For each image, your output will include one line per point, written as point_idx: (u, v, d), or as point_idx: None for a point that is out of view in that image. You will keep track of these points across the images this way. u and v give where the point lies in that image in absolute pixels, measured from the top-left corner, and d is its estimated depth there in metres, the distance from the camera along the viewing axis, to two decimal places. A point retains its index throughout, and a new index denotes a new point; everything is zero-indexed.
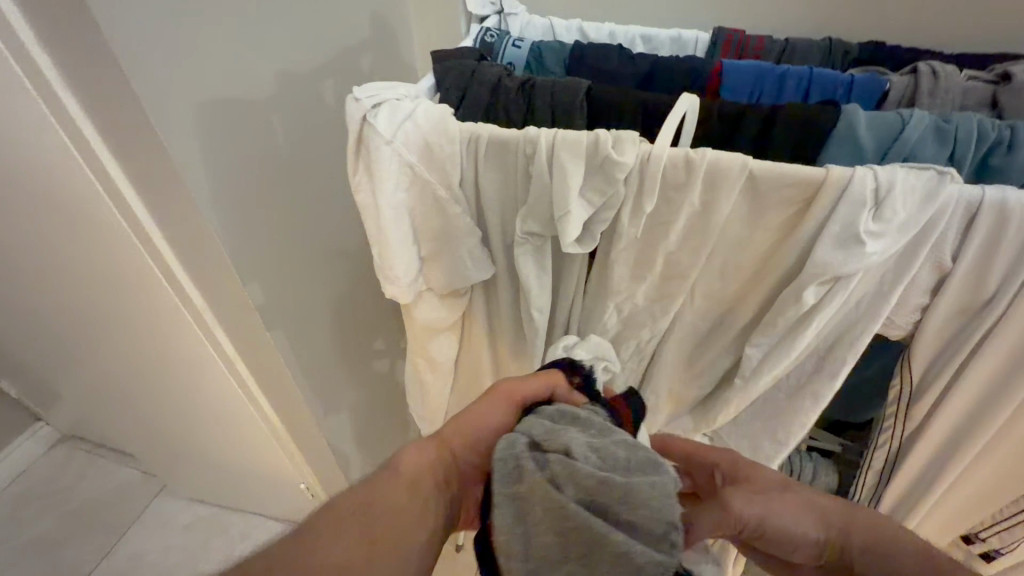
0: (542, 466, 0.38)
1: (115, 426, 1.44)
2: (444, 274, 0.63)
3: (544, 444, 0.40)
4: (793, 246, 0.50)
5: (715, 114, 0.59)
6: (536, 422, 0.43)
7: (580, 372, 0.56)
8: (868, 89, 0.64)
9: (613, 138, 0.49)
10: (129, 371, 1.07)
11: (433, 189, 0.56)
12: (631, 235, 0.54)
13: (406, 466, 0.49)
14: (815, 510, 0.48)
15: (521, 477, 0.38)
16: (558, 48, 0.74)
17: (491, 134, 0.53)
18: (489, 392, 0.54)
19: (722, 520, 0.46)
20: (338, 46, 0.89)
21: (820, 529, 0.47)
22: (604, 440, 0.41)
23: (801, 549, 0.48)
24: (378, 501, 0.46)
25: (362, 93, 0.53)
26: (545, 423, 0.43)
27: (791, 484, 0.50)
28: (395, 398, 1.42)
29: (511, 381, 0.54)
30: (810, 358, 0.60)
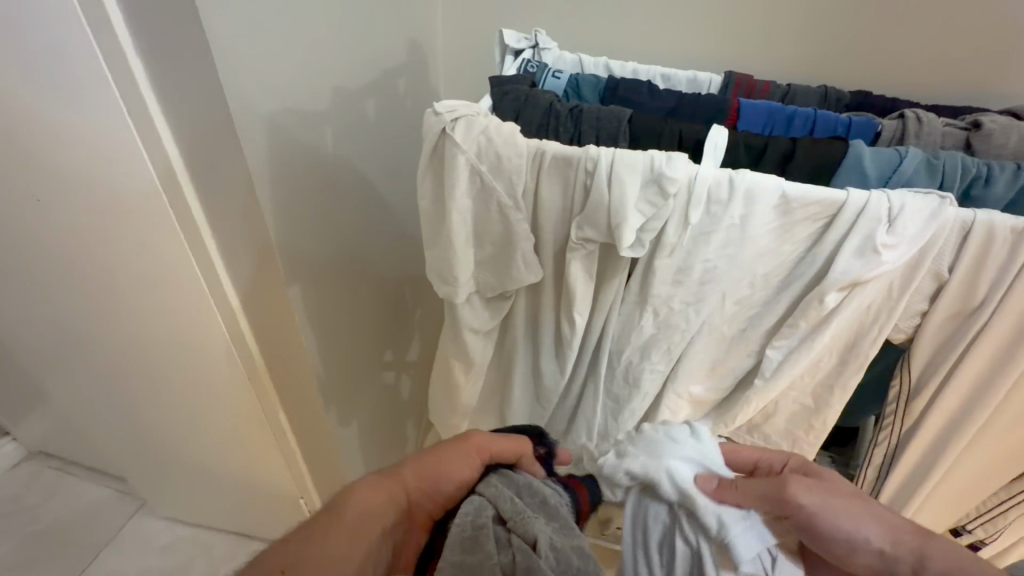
0: (501, 546, 0.45)
1: (101, 439, 1.38)
2: (497, 277, 0.68)
3: (511, 523, 0.46)
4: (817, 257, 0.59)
5: (742, 143, 0.67)
6: (507, 497, 0.49)
7: (544, 446, 0.65)
8: (864, 130, 0.74)
9: (667, 158, 0.57)
10: (139, 375, 1.06)
11: (498, 197, 0.61)
12: (675, 244, 0.61)
13: (363, 500, 0.54)
14: (883, 526, 0.53)
15: (479, 550, 0.44)
16: (593, 81, 0.82)
17: (555, 150, 0.59)
18: (462, 440, 0.59)
19: (776, 494, 0.53)
20: (379, 68, 0.95)
21: (886, 542, 0.52)
22: (563, 539, 0.46)
23: (859, 550, 0.52)
24: (358, 505, 0.54)
25: (441, 109, 0.60)
26: (513, 501, 0.48)
27: (860, 497, 0.55)
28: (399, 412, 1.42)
29: (484, 437, 0.59)
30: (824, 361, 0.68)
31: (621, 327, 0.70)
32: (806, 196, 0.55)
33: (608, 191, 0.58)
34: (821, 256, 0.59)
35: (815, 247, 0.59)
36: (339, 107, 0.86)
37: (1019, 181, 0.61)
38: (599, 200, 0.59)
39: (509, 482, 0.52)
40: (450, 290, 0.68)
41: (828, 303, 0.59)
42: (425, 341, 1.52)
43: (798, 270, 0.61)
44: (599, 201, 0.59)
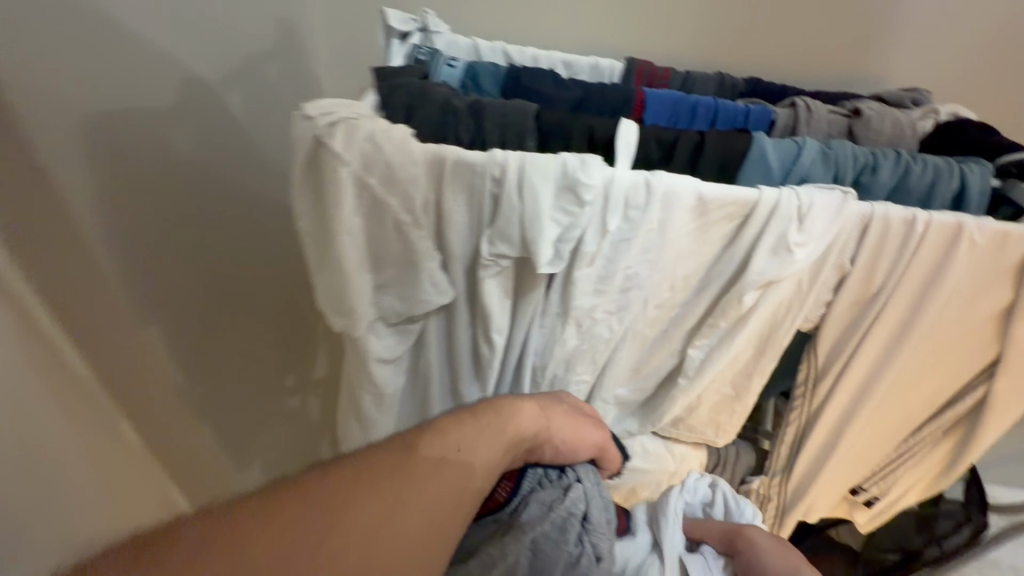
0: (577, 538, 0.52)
1: None
2: (402, 302, 0.60)
3: (590, 524, 0.53)
4: (733, 257, 0.58)
5: (653, 139, 0.64)
6: (594, 493, 0.55)
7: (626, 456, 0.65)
8: (760, 119, 0.75)
9: (579, 161, 0.52)
10: None
11: (395, 214, 0.53)
12: (595, 252, 0.56)
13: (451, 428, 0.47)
14: None
15: (560, 544, 0.51)
16: (492, 70, 0.74)
17: (456, 156, 0.52)
18: (577, 415, 0.58)
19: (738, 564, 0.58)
20: (240, 54, 0.80)
21: None
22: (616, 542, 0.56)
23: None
24: (437, 433, 0.46)
25: (314, 111, 0.49)
26: (600, 498, 0.56)
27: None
28: None
29: (595, 430, 0.59)
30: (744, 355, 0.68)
31: (542, 340, 0.65)
32: (722, 197, 0.53)
33: (521, 201, 0.52)
34: (736, 255, 0.58)
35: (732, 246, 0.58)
36: (190, 104, 0.71)
37: (899, 168, 0.65)
38: (511, 211, 0.52)
39: (595, 480, 0.57)
40: (350, 321, 0.59)
41: (744, 301, 0.59)
42: None
43: (715, 269, 0.60)
44: (510, 212, 0.53)
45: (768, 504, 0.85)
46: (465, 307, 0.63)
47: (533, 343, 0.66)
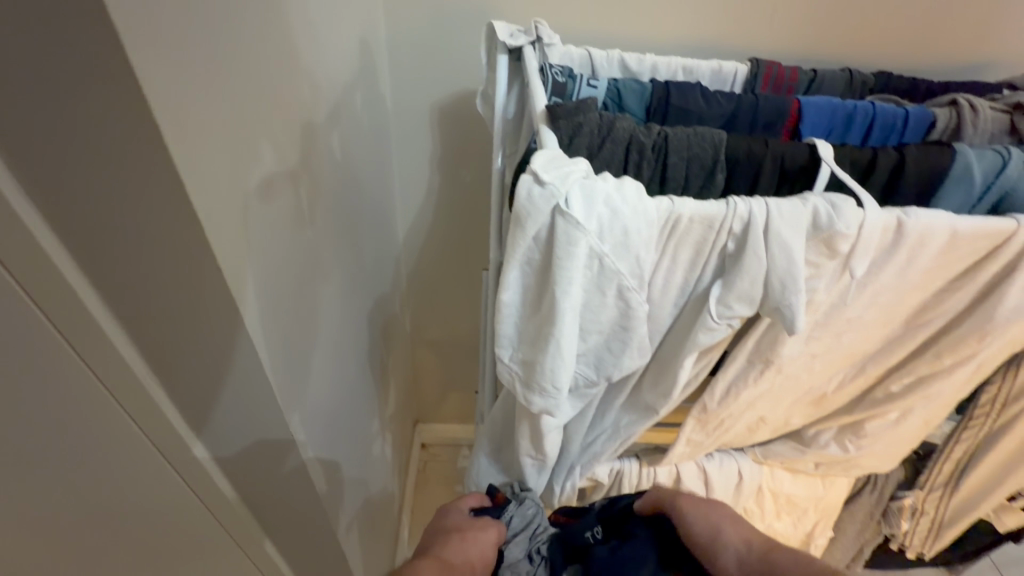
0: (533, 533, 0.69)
1: None
2: (604, 363, 0.52)
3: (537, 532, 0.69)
4: (966, 292, 0.53)
5: (847, 161, 0.58)
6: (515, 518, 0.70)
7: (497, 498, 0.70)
8: (920, 120, 0.70)
9: (831, 204, 0.45)
10: None
11: (621, 282, 0.46)
12: (823, 300, 0.50)
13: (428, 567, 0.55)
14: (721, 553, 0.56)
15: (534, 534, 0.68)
16: (638, 86, 0.66)
17: (693, 211, 0.45)
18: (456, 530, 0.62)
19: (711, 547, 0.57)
20: (336, 86, 0.70)
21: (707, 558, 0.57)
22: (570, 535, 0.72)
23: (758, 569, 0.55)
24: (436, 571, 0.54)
25: (543, 173, 0.41)
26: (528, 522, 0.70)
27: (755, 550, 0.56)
28: (379, 495, 1.22)
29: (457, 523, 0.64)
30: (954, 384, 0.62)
31: (655, 392, 0.59)
32: (978, 229, 0.48)
33: (769, 254, 0.45)
34: (972, 288, 0.52)
35: (971, 284, 0.52)
36: (310, 150, 0.60)
37: None
38: (755, 269, 0.46)
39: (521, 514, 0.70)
40: (551, 402, 0.51)
41: (985, 337, 0.53)
42: (397, 385, 1.33)
43: (936, 302, 0.54)
44: (756, 269, 0.46)
45: (922, 519, 0.84)
46: (634, 380, 0.60)
47: (606, 406, 0.64)
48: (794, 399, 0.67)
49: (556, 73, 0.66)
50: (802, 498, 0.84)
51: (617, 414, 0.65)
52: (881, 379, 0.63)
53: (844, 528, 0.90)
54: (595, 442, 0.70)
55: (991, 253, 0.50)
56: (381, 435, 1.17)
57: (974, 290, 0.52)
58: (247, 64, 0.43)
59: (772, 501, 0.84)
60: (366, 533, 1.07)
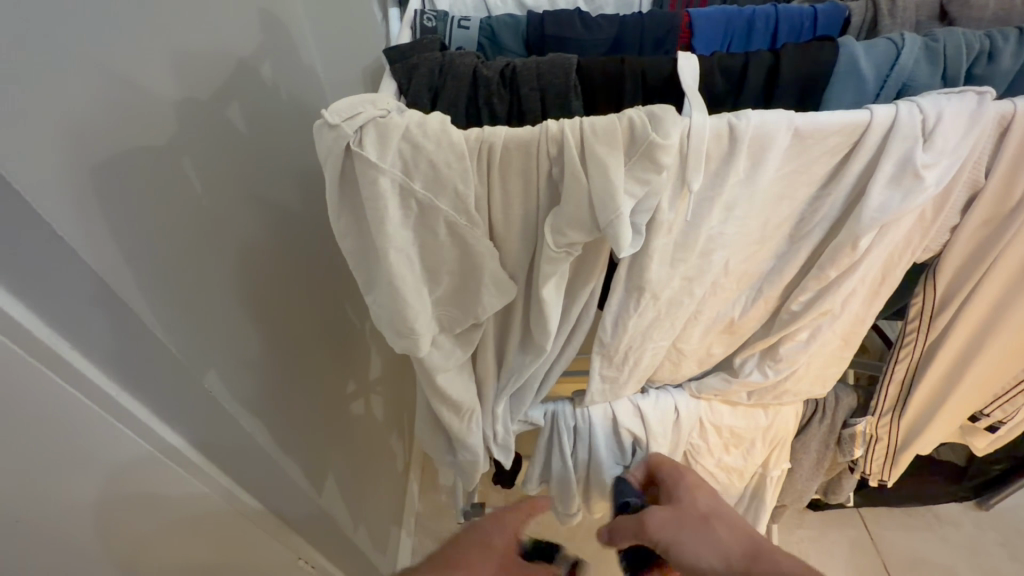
0: None
1: None
2: (464, 301, 0.54)
3: None
4: (836, 196, 0.50)
5: (716, 71, 0.54)
6: None
7: None
8: (831, 17, 0.65)
9: (650, 116, 0.44)
10: None
11: (446, 217, 0.47)
12: (673, 219, 0.49)
13: None
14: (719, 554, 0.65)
15: None
16: (511, 22, 0.64)
17: (506, 138, 0.44)
18: None
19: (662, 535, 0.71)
20: (232, 60, 0.72)
21: (720, 560, 0.64)
22: None
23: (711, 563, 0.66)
24: None
25: (335, 115, 0.42)
26: None
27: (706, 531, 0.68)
28: (370, 454, 1.29)
29: None
30: (861, 298, 0.59)
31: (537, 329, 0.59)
32: (822, 127, 0.45)
33: (587, 176, 0.44)
34: (843, 191, 0.49)
35: (842, 188, 0.49)
36: (195, 126, 0.64)
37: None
38: (578, 191, 0.45)
39: None
40: (413, 341, 0.53)
41: (863, 241, 0.50)
42: (382, 352, 1.39)
43: (811, 211, 0.52)
44: (578, 192, 0.45)
45: (877, 444, 0.81)
46: (517, 318, 0.61)
47: (506, 347, 0.65)
48: (701, 329, 0.66)
49: (426, 18, 0.65)
50: (747, 430, 0.83)
51: (518, 356, 0.66)
52: (784, 301, 0.61)
53: (802, 458, 0.88)
54: (510, 390, 0.70)
55: (849, 149, 0.47)
56: (361, 396, 1.24)
57: (846, 193, 0.49)
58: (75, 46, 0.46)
59: (716, 435, 0.84)
60: (352, 486, 1.16)
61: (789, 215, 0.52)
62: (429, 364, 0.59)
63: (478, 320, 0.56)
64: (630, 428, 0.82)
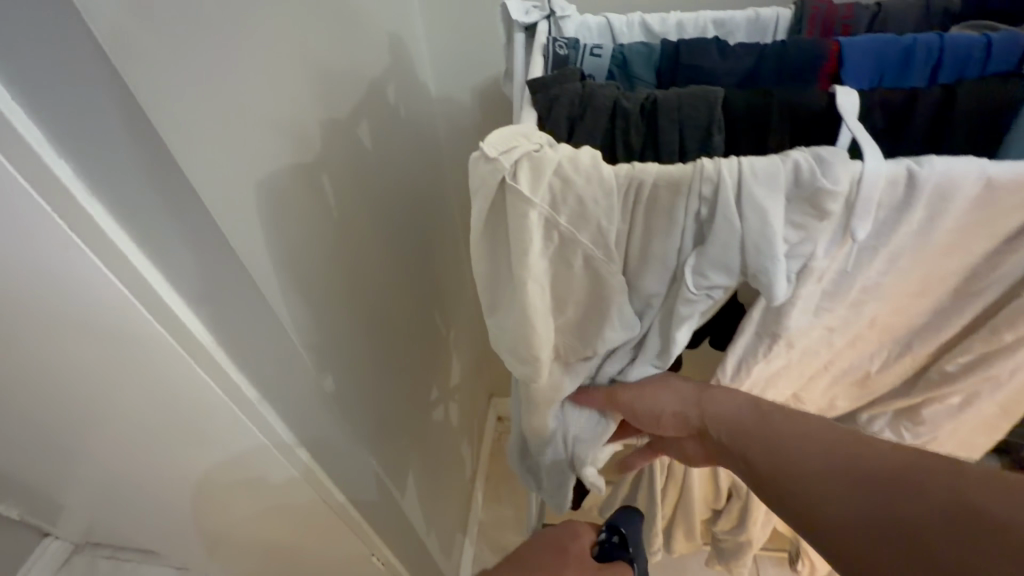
0: None
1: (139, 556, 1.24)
2: (580, 330, 0.53)
3: None
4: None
5: (879, 107, 0.50)
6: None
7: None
8: (1008, 46, 0.58)
9: (818, 159, 0.41)
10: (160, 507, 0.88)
11: (584, 251, 0.46)
12: (827, 267, 0.46)
13: None
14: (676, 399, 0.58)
15: None
16: (644, 50, 0.64)
17: (656, 176, 0.43)
18: None
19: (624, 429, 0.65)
20: (364, 81, 0.75)
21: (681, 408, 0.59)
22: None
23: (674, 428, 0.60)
24: None
25: (492, 148, 0.43)
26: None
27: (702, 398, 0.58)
28: (444, 461, 1.32)
29: None
30: None
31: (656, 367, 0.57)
32: (1021, 178, 0.40)
33: (741, 219, 0.43)
34: None
35: None
36: (334, 145, 0.67)
37: None
38: (729, 234, 0.43)
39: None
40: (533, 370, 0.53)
41: None
42: (461, 361, 1.41)
43: (990, 267, 0.46)
44: (728, 235, 0.43)
45: None
46: None
47: None
48: (831, 379, 0.61)
49: (559, 46, 0.66)
50: None
51: None
52: (937, 360, 0.55)
53: None
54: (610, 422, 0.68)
55: None
56: (442, 403, 1.27)
57: None
58: (256, 75, 0.50)
59: None
60: (428, 493, 1.18)
61: (961, 270, 0.47)
62: (542, 391, 0.59)
63: (597, 353, 0.55)
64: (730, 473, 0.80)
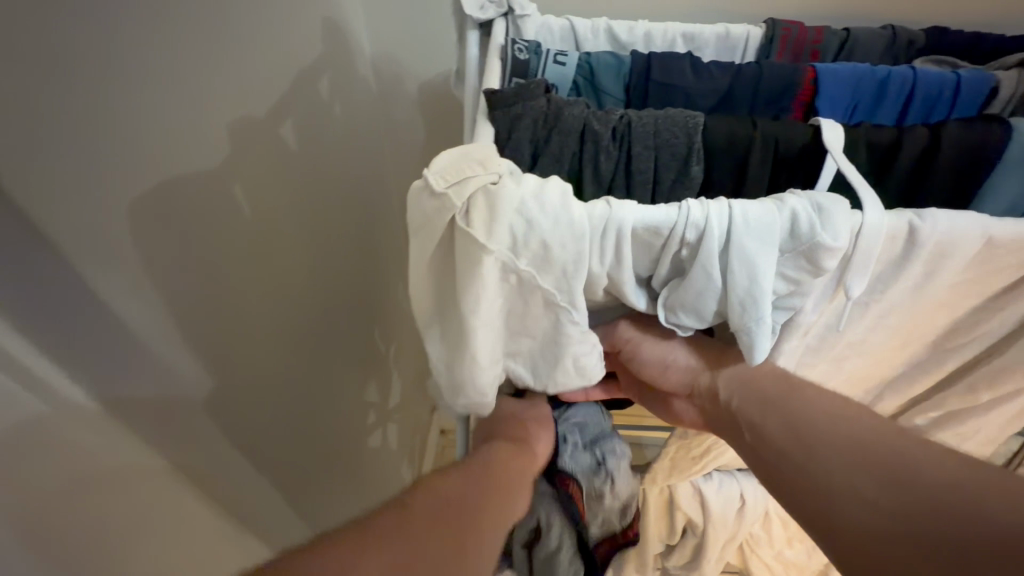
0: None
1: None
2: (538, 389, 0.45)
3: None
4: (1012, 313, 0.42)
5: (864, 146, 0.46)
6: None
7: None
8: (975, 87, 0.57)
9: (816, 208, 0.36)
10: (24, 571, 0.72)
11: (546, 301, 0.39)
12: (814, 323, 0.41)
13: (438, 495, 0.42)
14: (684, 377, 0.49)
15: None
16: (613, 62, 0.57)
17: (635, 218, 0.36)
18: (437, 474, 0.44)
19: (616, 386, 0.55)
20: (289, 71, 0.63)
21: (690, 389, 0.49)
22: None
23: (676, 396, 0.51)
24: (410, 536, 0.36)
25: (439, 181, 0.35)
26: None
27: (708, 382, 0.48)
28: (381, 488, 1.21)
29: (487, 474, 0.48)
30: (1002, 420, 0.51)
31: None
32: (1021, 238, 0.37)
33: (729, 272, 0.37)
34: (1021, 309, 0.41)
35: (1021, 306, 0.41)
36: (248, 148, 0.56)
37: None
38: (715, 288, 0.37)
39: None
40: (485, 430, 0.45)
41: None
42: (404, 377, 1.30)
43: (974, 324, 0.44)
44: (715, 290, 0.37)
45: None
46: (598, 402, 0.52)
47: None
48: None
49: (518, 50, 0.58)
50: None
51: None
52: (906, 411, 0.53)
53: None
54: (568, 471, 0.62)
55: None
56: (380, 426, 1.16)
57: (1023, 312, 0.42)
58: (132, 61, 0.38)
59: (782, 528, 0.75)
60: None
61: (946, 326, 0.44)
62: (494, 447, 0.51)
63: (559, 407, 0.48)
64: (688, 512, 0.76)
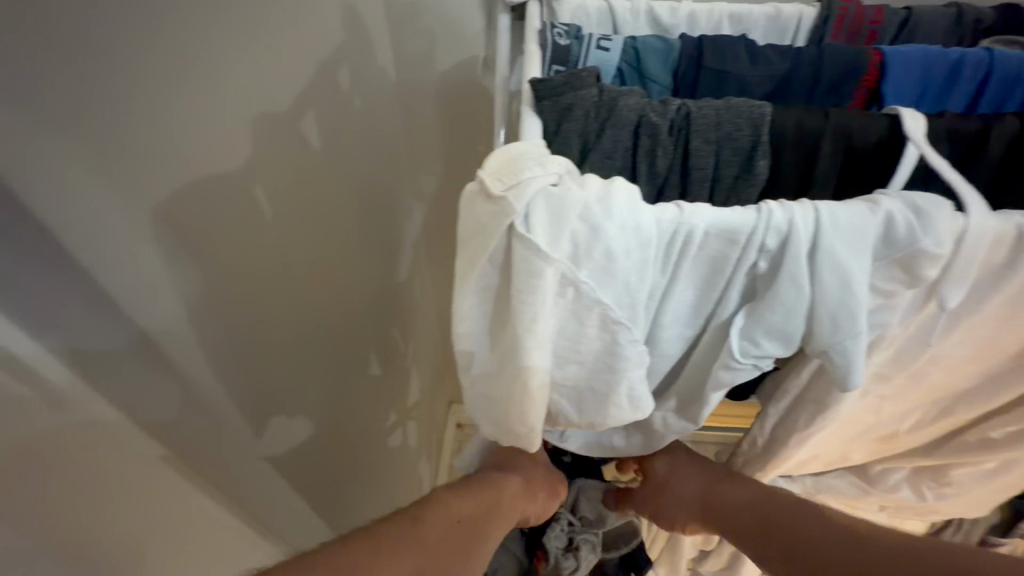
0: None
1: None
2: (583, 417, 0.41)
3: None
4: None
5: (947, 137, 0.42)
6: None
7: None
8: None
9: (914, 210, 0.32)
10: None
11: (603, 316, 0.35)
12: (898, 336, 0.38)
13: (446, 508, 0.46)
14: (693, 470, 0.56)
15: None
16: (661, 46, 0.53)
17: (709, 222, 0.33)
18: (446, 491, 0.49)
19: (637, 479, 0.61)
20: (312, 61, 0.60)
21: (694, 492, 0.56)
22: None
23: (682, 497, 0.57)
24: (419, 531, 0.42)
25: (497, 182, 0.32)
26: None
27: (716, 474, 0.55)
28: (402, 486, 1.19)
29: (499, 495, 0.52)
30: None
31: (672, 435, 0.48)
32: None
33: (814, 281, 0.33)
34: None
35: None
36: (272, 144, 0.52)
37: None
38: (797, 300, 0.34)
39: None
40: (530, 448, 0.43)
41: None
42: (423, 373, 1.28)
43: None
44: (797, 301, 0.34)
45: None
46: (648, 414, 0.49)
47: None
48: (858, 438, 0.54)
49: (557, 34, 0.54)
50: None
51: None
52: (977, 424, 0.50)
53: None
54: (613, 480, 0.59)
55: None
56: (400, 425, 1.14)
57: None
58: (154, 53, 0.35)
59: None
60: None
61: None
62: None
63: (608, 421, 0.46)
64: None
